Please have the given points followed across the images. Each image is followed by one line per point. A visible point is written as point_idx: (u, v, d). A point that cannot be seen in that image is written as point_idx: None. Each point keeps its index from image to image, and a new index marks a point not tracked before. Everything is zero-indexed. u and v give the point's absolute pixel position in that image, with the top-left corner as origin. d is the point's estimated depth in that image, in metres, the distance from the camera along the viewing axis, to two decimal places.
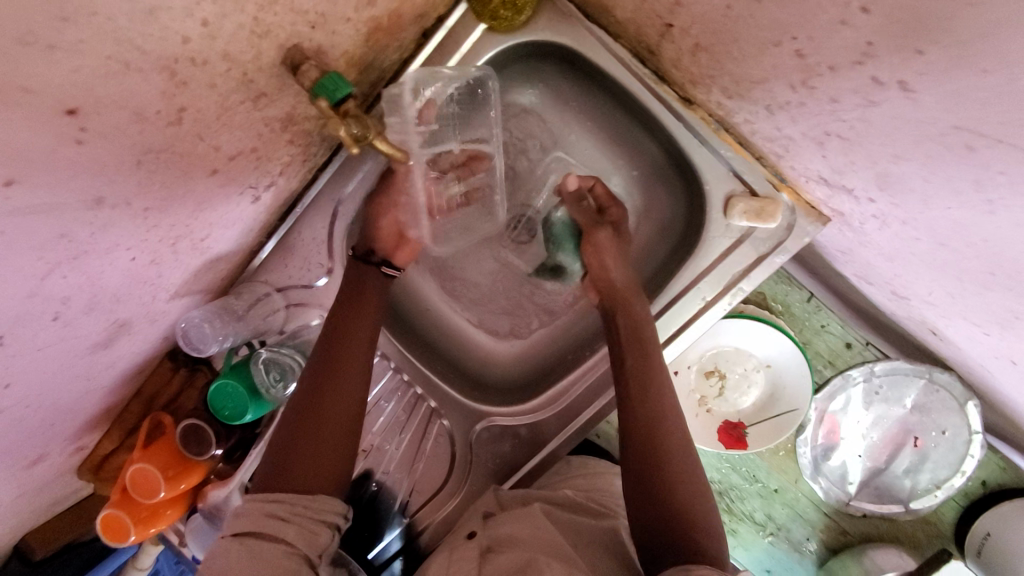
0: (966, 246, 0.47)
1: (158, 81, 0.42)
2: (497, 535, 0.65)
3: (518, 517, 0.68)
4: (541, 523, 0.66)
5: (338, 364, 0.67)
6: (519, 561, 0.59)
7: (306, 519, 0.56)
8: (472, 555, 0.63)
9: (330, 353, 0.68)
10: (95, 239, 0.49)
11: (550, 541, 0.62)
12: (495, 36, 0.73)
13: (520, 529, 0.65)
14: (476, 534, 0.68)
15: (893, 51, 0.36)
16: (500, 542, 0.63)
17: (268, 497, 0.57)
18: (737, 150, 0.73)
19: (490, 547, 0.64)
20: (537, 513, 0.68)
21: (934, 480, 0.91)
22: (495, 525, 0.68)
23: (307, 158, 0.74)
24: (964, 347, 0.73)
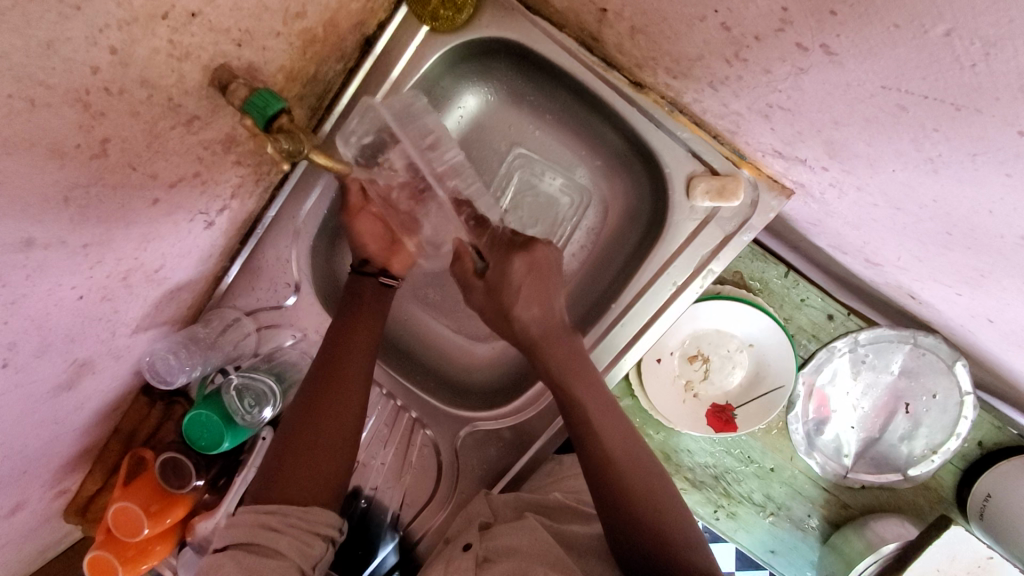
0: (921, 207, 0.46)
1: (72, 115, 0.41)
2: (494, 547, 0.64)
3: (514, 529, 0.67)
4: (540, 534, 0.65)
5: (336, 374, 0.66)
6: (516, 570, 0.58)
7: (299, 530, 0.55)
8: (467, 568, 0.61)
9: (325, 367, 0.67)
10: (33, 281, 0.48)
11: (548, 554, 0.61)
12: (438, 38, 0.72)
13: (517, 540, 0.64)
14: (473, 546, 0.65)
15: (813, 15, 0.35)
16: (499, 553, 0.62)
17: (262, 508, 0.56)
18: (694, 131, 0.72)
19: (486, 558, 0.62)
20: (534, 524, 0.67)
21: (930, 445, 0.90)
22: (493, 537, 0.66)
23: (260, 178, 0.73)
24: (943, 308, 0.72)
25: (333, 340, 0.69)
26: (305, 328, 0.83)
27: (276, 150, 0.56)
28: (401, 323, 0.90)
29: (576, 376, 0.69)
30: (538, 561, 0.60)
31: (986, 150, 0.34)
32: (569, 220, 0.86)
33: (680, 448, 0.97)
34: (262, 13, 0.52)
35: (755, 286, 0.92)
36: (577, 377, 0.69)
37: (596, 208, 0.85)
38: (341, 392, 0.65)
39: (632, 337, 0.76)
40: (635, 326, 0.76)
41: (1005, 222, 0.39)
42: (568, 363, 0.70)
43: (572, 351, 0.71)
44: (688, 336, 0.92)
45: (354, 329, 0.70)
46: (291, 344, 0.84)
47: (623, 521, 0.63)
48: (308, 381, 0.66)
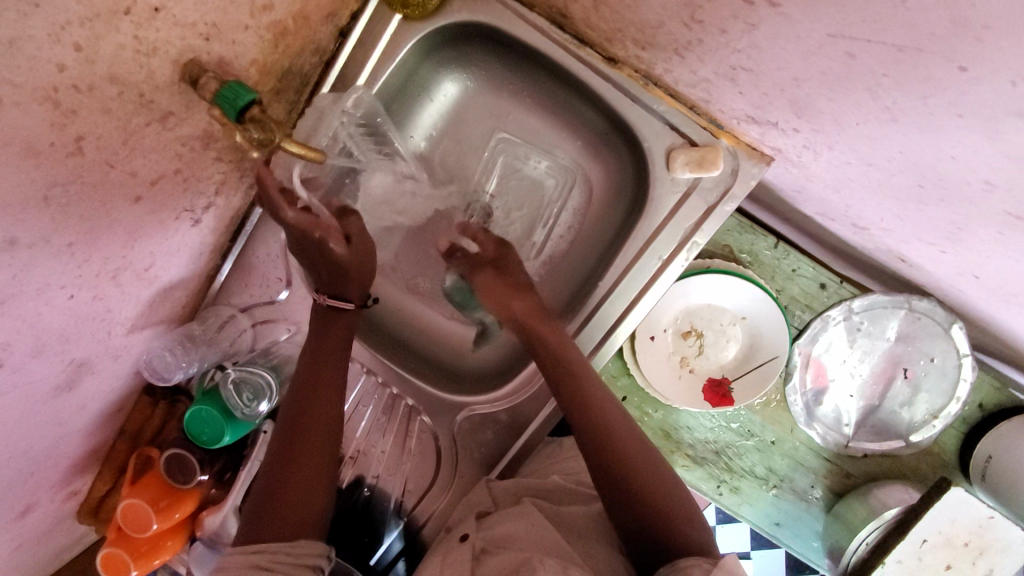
0: (890, 160, 0.46)
1: (43, 113, 0.42)
2: (491, 536, 0.64)
3: (511, 516, 0.67)
4: (537, 519, 0.65)
5: (316, 399, 0.67)
6: (514, 559, 0.58)
7: (289, 567, 0.55)
8: (464, 559, 0.61)
9: (306, 390, 0.68)
10: (20, 280, 0.49)
11: (545, 540, 0.61)
12: (411, 25, 0.72)
13: (515, 527, 0.64)
14: (470, 536, 0.66)
15: None
16: (495, 542, 0.63)
17: (252, 549, 0.55)
18: (670, 103, 0.72)
19: (484, 547, 0.62)
20: (532, 511, 0.67)
21: (931, 409, 0.90)
22: (490, 526, 0.66)
23: (244, 175, 0.74)
24: (931, 268, 0.71)
25: (314, 362, 0.70)
26: (298, 322, 0.84)
27: (247, 140, 0.56)
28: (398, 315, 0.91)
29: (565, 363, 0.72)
30: (534, 548, 0.59)
31: (934, 91, 0.35)
32: (556, 208, 0.86)
33: (680, 425, 0.97)
34: (227, 6, 0.52)
35: (745, 259, 0.92)
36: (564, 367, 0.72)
37: (581, 188, 0.85)
38: (324, 417, 0.67)
39: (621, 313, 0.77)
40: (623, 303, 0.77)
41: (967, 166, 0.39)
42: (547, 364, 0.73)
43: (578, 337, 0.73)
44: (680, 312, 0.92)
45: (332, 351, 0.71)
46: (287, 339, 0.85)
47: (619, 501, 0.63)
48: (291, 409, 0.67)
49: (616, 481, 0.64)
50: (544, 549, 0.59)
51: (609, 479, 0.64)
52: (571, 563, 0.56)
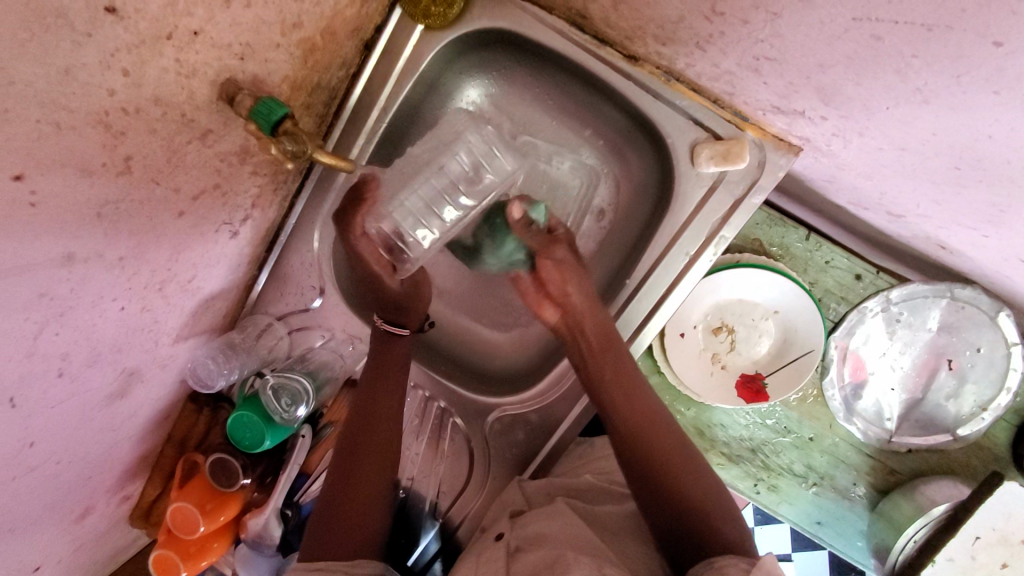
0: (923, 144, 0.45)
1: (96, 136, 0.45)
2: (524, 535, 0.65)
3: (544, 515, 0.67)
4: (570, 520, 0.65)
5: (377, 413, 0.78)
6: (546, 558, 0.58)
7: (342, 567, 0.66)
8: (499, 557, 0.62)
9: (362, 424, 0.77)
10: (76, 293, 0.53)
11: (578, 538, 0.61)
12: (433, 35, 0.74)
13: (548, 526, 0.64)
14: (504, 536, 0.66)
15: None
16: (529, 541, 0.63)
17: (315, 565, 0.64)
18: (692, 98, 0.71)
19: (518, 546, 0.63)
20: (564, 509, 0.67)
21: (980, 402, 0.87)
22: (523, 525, 0.67)
23: (278, 186, 0.76)
24: (973, 255, 0.69)
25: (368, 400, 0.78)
26: (332, 328, 0.87)
27: (281, 152, 0.59)
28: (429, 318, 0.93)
29: (609, 358, 0.74)
30: (568, 546, 0.59)
31: (968, 69, 0.35)
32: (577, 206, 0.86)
33: (713, 423, 0.95)
34: (261, 26, 0.55)
35: (776, 251, 0.90)
36: (605, 360, 0.74)
37: (606, 186, 0.85)
38: (383, 427, 0.77)
39: (650, 310, 0.77)
40: (652, 300, 0.76)
41: (1006, 145, 0.38)
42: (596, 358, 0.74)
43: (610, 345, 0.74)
44: (710, 308, 0.91)
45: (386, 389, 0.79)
46: (322, 344, 0.88)
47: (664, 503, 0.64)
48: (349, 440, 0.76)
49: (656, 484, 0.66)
50: (578, 547, 0.60)
51: (647, 481, 0.66)
52: (606, 562, 0.56)
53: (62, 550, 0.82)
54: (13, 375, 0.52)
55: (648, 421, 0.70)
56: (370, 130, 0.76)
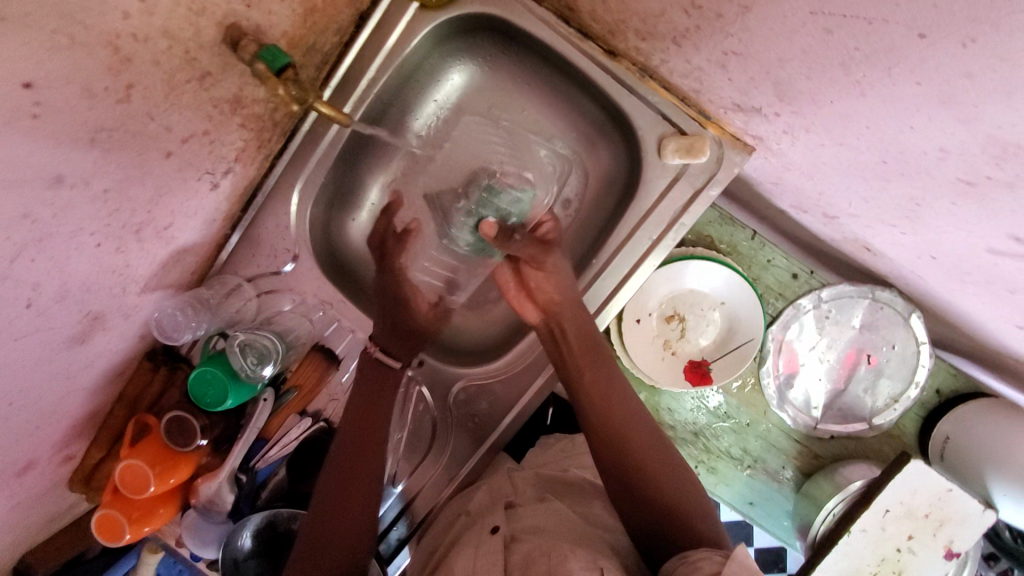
0: (859, 139, 0.53)
1: (103, 57, 0.46)
2: (520, 527, 0.68)
3: (542, 511, 0.71)
4: (565, 517, 0.68)
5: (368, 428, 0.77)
6: (543, 545, 0.61)
7: None
8: (496, 547, 0.64)
9: (352, 429, 0.76)
10: (58, 220, 0.52)
11: (570, 530, 0.65)
12: (427, 13, 0.77)
13: (543, 521, 0.68)
14: (500, 529, 0.68)
15: None
16: (527, 530, 0.66)
17: None
18: (663, 95, 0.78)
19: (514, 537, 0.66)
20: (558, 508, 0.71)
21: (893, 393, 0.97)
22: (516, 520, 0.70)
23: (261, 144, 0.77)
24: (893, 255, 0.79)
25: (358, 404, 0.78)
26: (303, 293, 0.87)
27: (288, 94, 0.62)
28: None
29: (590, 364, 0.77)
30: (563, 537, 0.63)
31: (897, 61, 0.40)
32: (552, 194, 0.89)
33: (662, 407, 1.02)
34: None
35: (725, 248, 0.99)
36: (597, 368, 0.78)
37: (577, 175, 0.91)
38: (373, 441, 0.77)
39: (614, 288, 0.82)
40: (615, 280, 0.82)
41: (924, 136, 0.45)
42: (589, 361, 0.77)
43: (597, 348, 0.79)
44: (665, 296, 0.98)
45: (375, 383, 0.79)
46: (291, 309, 0.88)
47: (647, 504, 0.67)
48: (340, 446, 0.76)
49: (632, 487, 0.68)
50: (572, 537, 0.63)
51: (623, 484, 0.69)
52: (598, 554, 0.60)
53: None
54: None
55: (625, 425, 0.74)
56: (359, 95, 0.78)
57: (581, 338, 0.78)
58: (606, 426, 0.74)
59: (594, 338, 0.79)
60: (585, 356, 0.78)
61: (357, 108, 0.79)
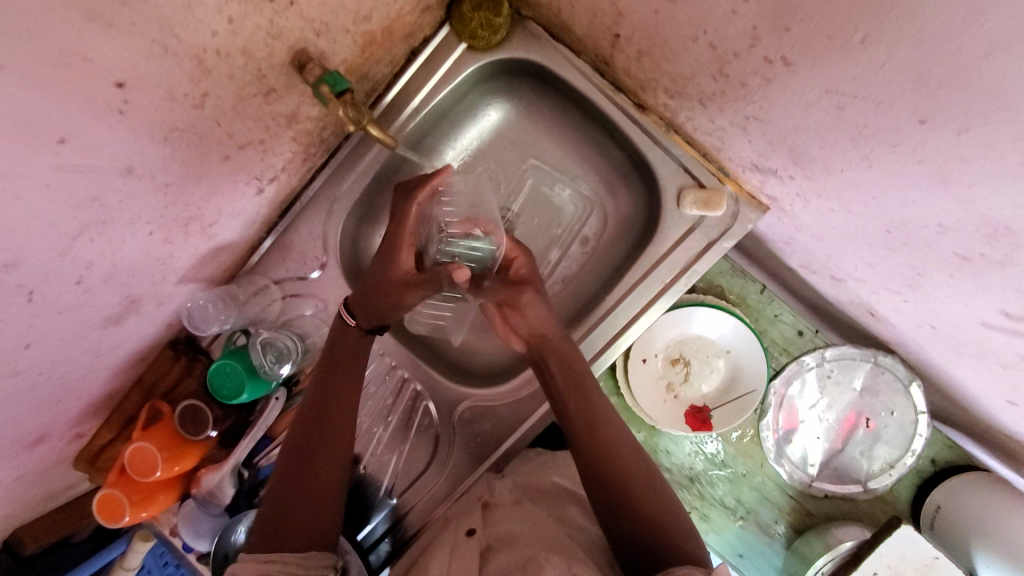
0: (866, 207, 0.57)
1: (189, 67, 0.51)
2: (496, 534, 0.70)
3: (516, 515, 0.73)
4: (541, 521, 0.71)
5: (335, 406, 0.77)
6: (518, 559, 0.62)
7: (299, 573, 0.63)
8: (472, 555, 0.67)
9: (319, 423, 0.75)
10: (122, 207, 0.57)
11: (547, 537, 0.67)
12: (474, 53, 0.83)
13: (519, 527, 0.70)
14: (476, 533, 0.71)
15: (757, 61, 0.48)
16: (501, 539, 0.68)
17: (263, 557, 0.62)
18: (686, 149, 0.82)
19: (490, 546, 0.68)
20: (532, 510, 0.73)
21: (889, 459, 0.98)
22: (495, 523, 0.72)
23: (306, 158, 0.82)
24: (896, 322, 0.81)
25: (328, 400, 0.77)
26: (326, 299, 0.91)
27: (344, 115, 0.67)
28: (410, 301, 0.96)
29: (577, 385, 0.79)
30: (539, 545, 0.64)
31: (902, 141, 0.42)
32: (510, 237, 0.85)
33: (660, 448, 1.04)
34: (340, 11, 0.63)
35: (733, 299, 1.02)
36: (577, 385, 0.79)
37: (597, 215, 0.95)
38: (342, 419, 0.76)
39: (623, 326, 0.86)
40: (625, 318, 0.86)
41: (925, 211, 0.49)
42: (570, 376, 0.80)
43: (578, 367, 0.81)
44: (672, 340, 1.01)
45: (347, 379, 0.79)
46: (311, 314, 0.92)
47: (627, 515, 0.68)
48: (307, 436, 0.74)
49: (615, 499, 0.69)
50: (550, 545, 0.65)
51: (607, 496, 0.70)
52: (574, 560, 0.62)
53: (4, 477, 0.80)
54: (43, 270, 0.54)
55: (608, 440, 0.75)
56: (401, 120, 0.84)
57: (564, 357, 0.81)
58: (587, 438, 0.75)
59: (577, 356, 0.82)
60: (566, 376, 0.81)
61: (399, 130, 0.84)
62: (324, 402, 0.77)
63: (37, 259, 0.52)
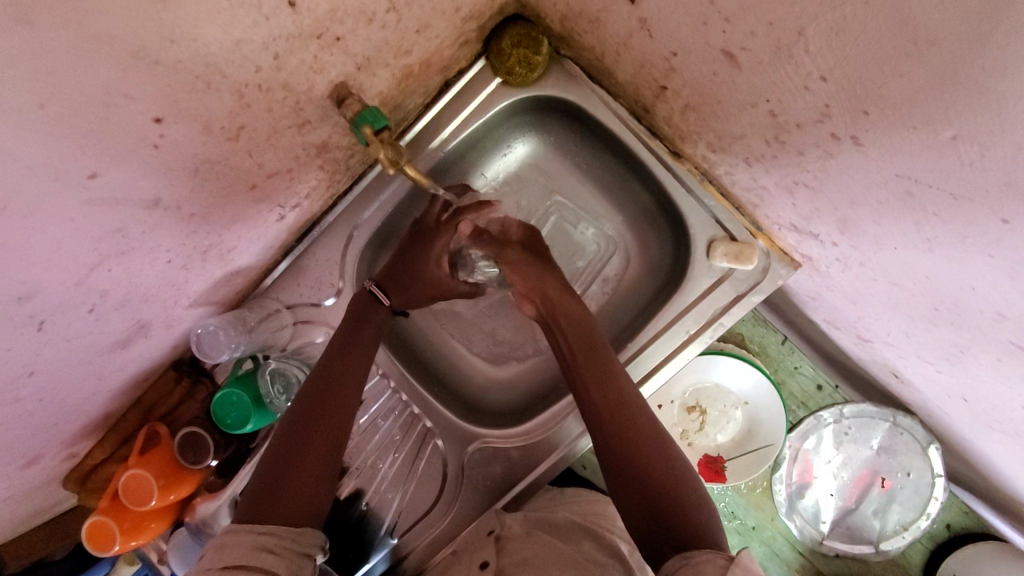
0: (915, 283, 0.55)
1: (228, 101, 0.49)
2: (511, 560, 0.69)
3: (530, 541, 0.72)
4: (552, 543, 0.70)
5: (340, 377, 0.72)
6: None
7: (291, 552, 0.57)
8: None
9: (314, 400, 0.69)
10: (144, 237, 0.54)
11: (562, 558, 0.66)
12: (509, 89, 0.82)
13: (533, 551, 0.69)
14: (490, 564, 0.70)
15: (820, 134, 0.48)
16: (515, 563, 0.68)
17: (257, 529, 0.56)
18: (719, 200, 0.81)
19: (503, 571, 0.68)
20: (546, 536, 0.72)
21: (902, 521, 0.95)
22: (509, 552, 0.71)
23: (331, 184, 0.80)
24: (922, 388, 0.80)
25: (319, 380, 0.71)
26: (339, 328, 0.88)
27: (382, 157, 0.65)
28: (437, 321, 0.96)
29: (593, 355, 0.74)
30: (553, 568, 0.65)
31: (973, 234, 0.42)
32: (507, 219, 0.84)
33: None
34: (383, 47, 0.61)
35: (754, 348, 1.01)
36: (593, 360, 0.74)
37: (620, 257, 0.93)
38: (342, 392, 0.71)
39: (645, 375, 0.83)
40: (646, 368, 0.83)
41: (985, 299, 0.47)
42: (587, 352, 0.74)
43: (596, 341, 0.75)
44: (690, 387, 0.99)
45: (357, 352, 0.76)
46: (321, 341, 0.88)
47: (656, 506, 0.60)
48: (299, 413, 0.68)
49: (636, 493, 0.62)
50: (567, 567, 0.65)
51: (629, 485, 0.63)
52: None
53: None
54: (57, 300, 0.51)
55: (631, 423, 0.67)
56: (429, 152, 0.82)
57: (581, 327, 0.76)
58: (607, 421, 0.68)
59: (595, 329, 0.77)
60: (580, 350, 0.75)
61: (427, 160, 0.82)
62: (322, 373, 0.72)
63: (52, 290, 0.49)
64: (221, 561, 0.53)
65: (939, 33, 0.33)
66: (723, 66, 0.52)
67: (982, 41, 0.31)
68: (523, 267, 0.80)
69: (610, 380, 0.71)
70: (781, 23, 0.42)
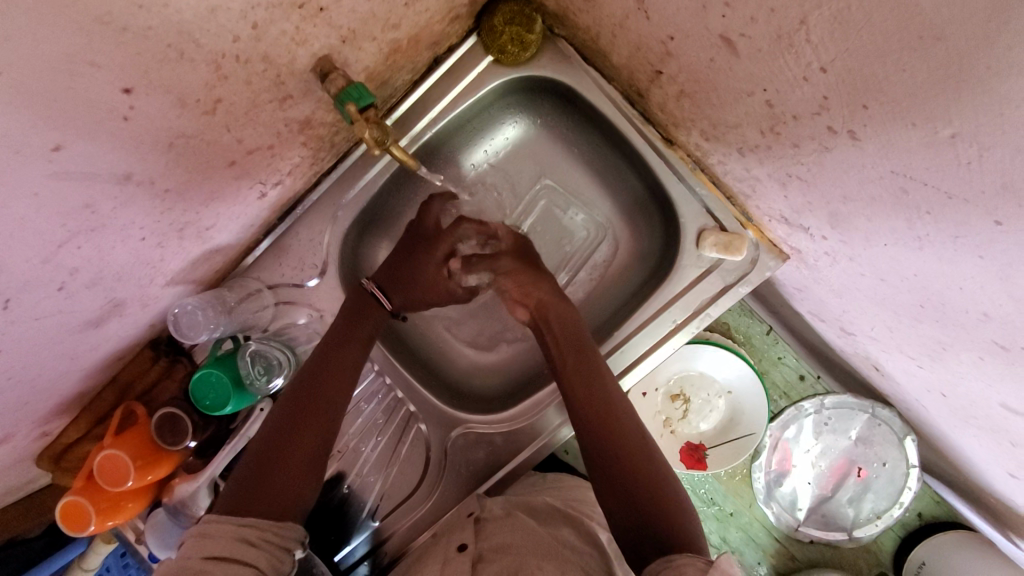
0: (903, 281, 0.55)
1: (204, 72, 0.47)
2: (489, 544, 0.68)
3: (508, 526, 0.70)
4: (527, 529, 0.69)
5: (333, 369, 0.71)
6: (509, 566, 0.62)
7: (271, 546, 0.56)
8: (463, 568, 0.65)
9: (307, 391, 0.69)
10: (116, 213, 0.52)
11: (543, 543, 0.66)
12: (501, 68, 0.79)
13: (511, 536, 0.68)
14: (469, 547, 0.69)
15: (817, 127, 0.47)
16: (493, 549, 0.67)
17: (239, 521, 0.55)
18: (710, 188, 0.80)
19: (481, 556, 0.67)
20: (522, 521, 0.71)
21: (876, 510, 0.97)
22: (486, 535, 0.70)
23: (314, 162, 0.78)
24: (903, 382, 0.80)
25: (315, 369, 0.71)
26: (321, 310, 0.86)
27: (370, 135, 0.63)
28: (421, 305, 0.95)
29: (576, 358, 0.74)
30: (529, 552, 0.64)
31: (965, 234, 0.41)
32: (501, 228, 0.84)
33: None
34: (370, 19, 0.59)
35: (740, 338, 1.02)
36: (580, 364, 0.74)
37: (609, 244, 0.93)
38: (336, 381, 0.71)
39: (630, 363, 0.83)
40: (631, 356, 0.83)
41: (972, 300, 0.47)
42: (576, 356, 0.74)
43: (580, 344, 0.75)
44: (674, 375, 0.99)
45: (348, 334, 0.74)
46: (304, 323, 0.86)
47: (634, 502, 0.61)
48: (296, 399, 0.68)
49: (615, 489, 0.63)
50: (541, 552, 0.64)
51: (612, 477, 0.64)
52: (567, 567, 0.62)
53: None
54: (23, 278, 0.49)
55: (615, 423, 0.68)
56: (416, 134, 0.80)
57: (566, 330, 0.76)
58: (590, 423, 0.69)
59: (581, 331, 0.77)
60: (565, 352, 0.75)
61: (416, 140, 0.80)
62: (317, 363, 0.71)
63: (16, 268, 0.47)
64: (200, 552, 0.51)
65: (943, 27, 0.32)
66: (720, 52, 0.50)
67: (989, 39, 0.30)
68: (515, 273, 0.82)
69: (595, 380, 0.71)
70: (783, 8, 0.41)
